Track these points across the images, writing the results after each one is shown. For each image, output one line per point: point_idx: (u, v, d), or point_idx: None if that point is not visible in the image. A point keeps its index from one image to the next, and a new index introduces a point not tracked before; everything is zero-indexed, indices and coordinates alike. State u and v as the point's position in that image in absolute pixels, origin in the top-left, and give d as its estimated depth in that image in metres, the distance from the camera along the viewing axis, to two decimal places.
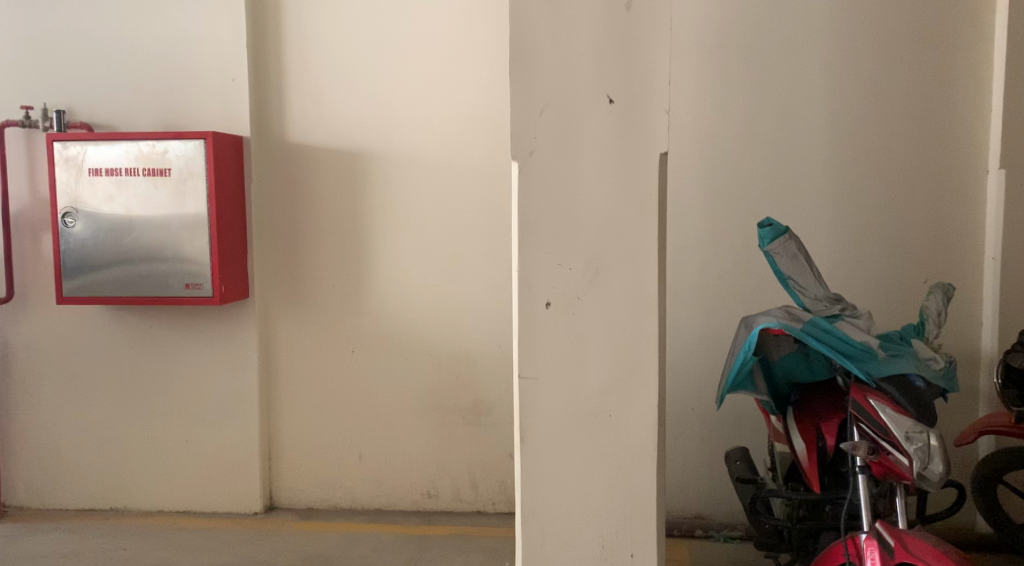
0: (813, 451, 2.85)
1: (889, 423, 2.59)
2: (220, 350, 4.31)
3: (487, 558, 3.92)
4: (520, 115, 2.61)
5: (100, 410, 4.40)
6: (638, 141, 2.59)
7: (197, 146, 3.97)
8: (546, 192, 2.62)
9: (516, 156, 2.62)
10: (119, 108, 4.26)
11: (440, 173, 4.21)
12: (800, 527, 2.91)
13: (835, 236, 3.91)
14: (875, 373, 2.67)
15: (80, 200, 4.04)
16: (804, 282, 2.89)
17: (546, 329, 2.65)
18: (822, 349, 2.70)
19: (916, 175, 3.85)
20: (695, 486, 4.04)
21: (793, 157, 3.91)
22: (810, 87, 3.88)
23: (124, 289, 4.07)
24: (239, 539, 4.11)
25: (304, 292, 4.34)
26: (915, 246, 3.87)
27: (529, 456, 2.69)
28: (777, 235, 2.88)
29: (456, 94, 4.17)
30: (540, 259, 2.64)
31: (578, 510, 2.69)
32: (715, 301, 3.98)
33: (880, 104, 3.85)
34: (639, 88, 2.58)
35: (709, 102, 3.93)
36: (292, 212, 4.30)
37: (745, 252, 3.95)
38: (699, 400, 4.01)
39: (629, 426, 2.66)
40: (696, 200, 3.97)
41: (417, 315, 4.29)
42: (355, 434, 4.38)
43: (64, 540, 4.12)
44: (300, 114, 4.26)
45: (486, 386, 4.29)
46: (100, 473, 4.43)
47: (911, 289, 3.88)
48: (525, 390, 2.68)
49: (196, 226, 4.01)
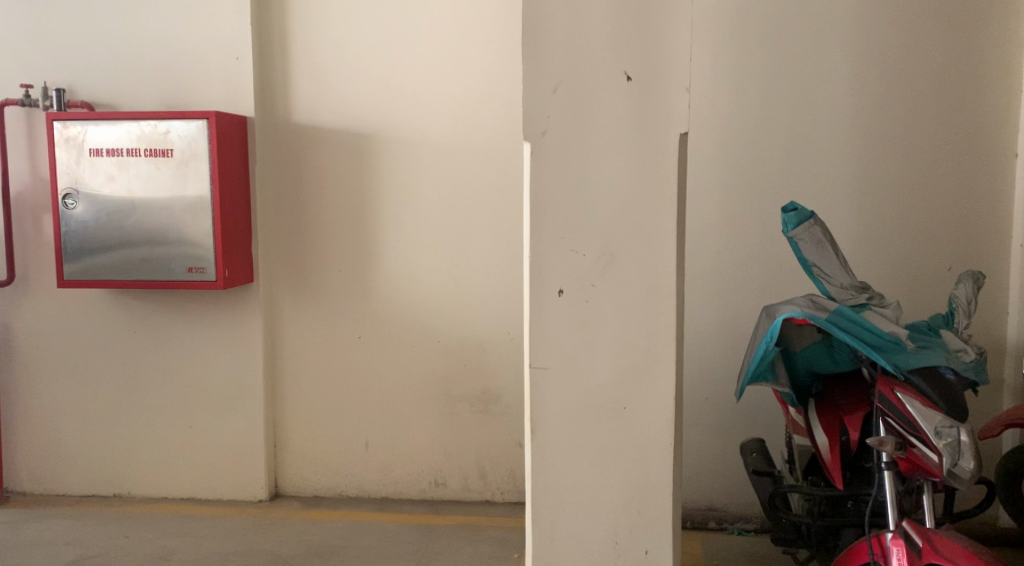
0: (837, 446, 2.74)
1: (918, 418, 2.47)
2: (224, 335, 4.22)
3: (495, 549, 3.83)
4: (532, 94, 2.49)
5: (103, 395, 4.32)
6: (655, 120, 2.47)
7: (200, 126, 3.87)
8: (559, 175, 2.51)
9: (528, 137, 2.51)
10: (121, 86, 4.15)
11: (450, 153, 4.09)
12: (822, 524, 2.81)
13: (856, 221, 3.79)
14: (903, 365, 2.55)
15: (81, 181, 3.94)
16: (829, 269, 2.77)
17: (558, 317, 2.54)
18: (848, 341, 2.58)
19: (943, 159, 3.71)
20: (709, 478, 3.94)
21: (815, 140, 3.78)
22: (832, 67, 3.74)
23: (126, 273, 3.97)
24: (244, 528, 4.03)
25: (310, 276, 4.24)
26: (939, 232, 3.74)
27: (540, 448, 2.59)
28: (801, 220, 2.76)
29: (466, 74, 4.04)
30: (552, 244, 2.53)
31: (591, 506, 2.59)
32: (732, 288, 3.86)
33: (905, 85, 3.71)
34: (658, 65, 2.46)
35: (727, 82, 3.80)
36: (298, 195, 4.20)
37: (763, 238, 3.83)
38: (714, 391, 3.90)
39: (643, 418, 2.55)
40: (713, 184, 3.84)
41: (425, 300, 4.19)
42: (362, 421, 4.29)
43: (66, 527, 4.05)
44: (305, 93, 4.15)
45: (495, 373, 4.19)
46: (103, 460, 4.36)
47: (934, 276, 3.76)
48: (536, 380, 2.57)
49: (199, 209, 3.91)
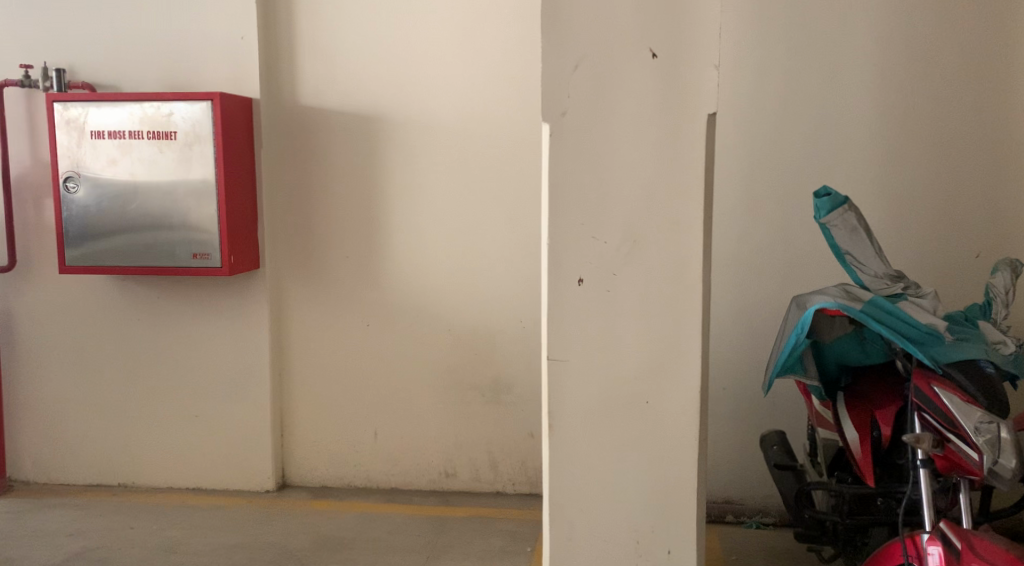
0: (867, 441, 2.63)
1: (957, 414, 2.36)
2: (230, 323, 4.12)
3: (508, 542, 3.73)
4: (552, 72, 2.36)
5: (107, 383, 4.23)
6: (682, 99, 2.35)
7: (204, 108, 3.75)
8: (579, 157, 2.39)
9: (547, 118, 2.39)
10: (122, 66, 4.03)
11: (462, 135, 3.97)
12: (851, 522, 2.70)
13: (881, 206, 3.66)
14: (942, 358, 2.47)
15: (82, 164, 3.83)
16: (862, 257, 2.68)
17: (578, 307, 2.43)
18: (884, 332, 2.51)
19: (972, 141, 3.58)
20: (727, 470, 3.83)
21: (839, 122, 3.65)
22: (858, 46, 3.60)
23: (129, 259, 3.87)
24: (250, 519, 3.94)
25: (317, 263, 4.13)
26: (968, 217, 3.61)
27: (557, 443, 2.48)
28: (835, 206, 2.65)
29: (478, 54, 3.91)
30: (572, 231, 2.41)
31: (612, 503, 2.49)
32: (752, 275, 3.74)
33: (934, 64, 3.57)
34: (685, 41, 2.33)
35: (749, 62, 3.66)
36: (305, 179, 4.09)
37: (785, 224, 3.71)
38: (732, 381, 3.79)
39: (666, 413, 2.44)
40: (734, 168, 3.71)
41: (435, 287, 4.08)
42: (371, 411, 4.20)
43: (70, 517, 3.97)
44: (312, 74, 4.03)
45: (507, 361, 4.09)
46: (108, 449, 4.27)
47: (961, 264, 3.63)
48: (554, 373, 2.46)
49: (204, 193, 3.80)
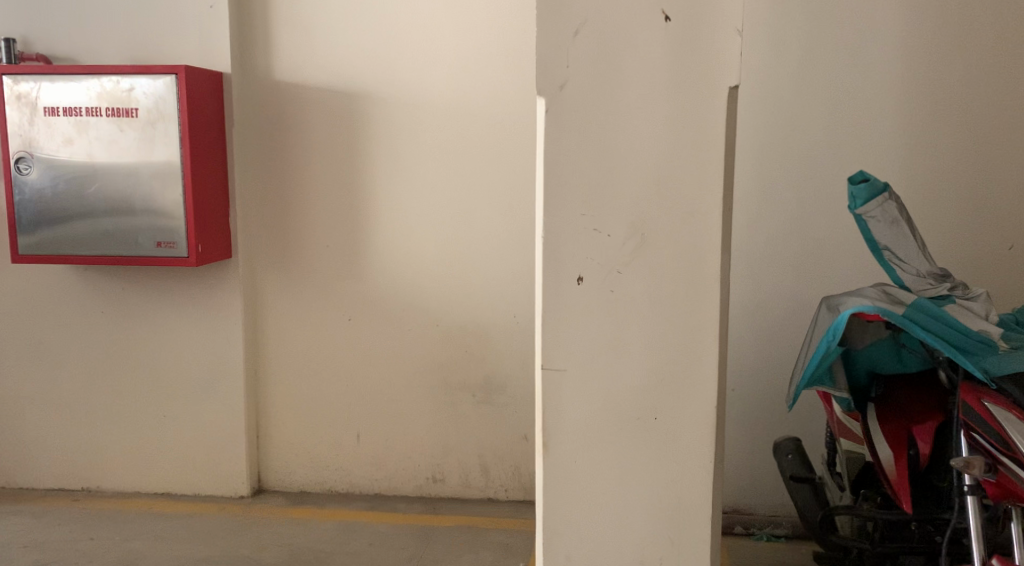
0: (904, 462, 2.35)
1: (1012, 434, 2.12)
2: (199, 317, 3.81)
3: (500, 556, 3.44)
4: (549, 38, 2.05)
5: (68, 379, 3.91)
6: (699, 68, 2.03)
7: (167, 82, 3.43)
8: (580, 137, 2.07)
9: (543, 91, 2.07)
10: (79, 37, 3.69)
11: (449, 114, 3.65)
12: (882, 550, 2.44)
13: (908, 193, 3.35)
14: (995, 371, 2.22)
15: (35, 144, 3.51)
16: (903, 254, 2.45)
17: (577, 308, 2.13)
18: (930, 340, 2.24)
19: (1008, 123, 3.26)
20: (737, 478, 3.54)
21: (863, 101, 3.33)
22: (884, 18, 3.28)
23: (87, 248, 3.55)
24: (222, 529, 3.64)
25: (294, 252, 3.82)
26: (1002, 205, 3.30)
27: (554, 463, 2.18)
28: (873, 194, 2.41)
29: (469, 27, 3.59)
30: (570, 222, 2.10)
31: (616, 530, 2.19)
32: (765, 268, 3.44)
33: (967, 37, 3.25)
34: (703, 4, 2.02)
35: (764, 34, 3.33)
36: (282, 160, 3.76)
37: (801, 212, 3.40)
38: (743, 382, 3.50)
39: (678, 430, 2.14)
40: (749, 150, 3.39)
41: (421, 279, 3.77)
42: (353, 412, 3.90)
43: (27, 527, 3.66)
44: (288, 47, 3.70)
45: (499, 359, 3.79)
46: (69, 451, 3.96)
47: (993, 256, 3.33)
48: (550, 383, 2.16)
49: (169, 177, 3.48)
